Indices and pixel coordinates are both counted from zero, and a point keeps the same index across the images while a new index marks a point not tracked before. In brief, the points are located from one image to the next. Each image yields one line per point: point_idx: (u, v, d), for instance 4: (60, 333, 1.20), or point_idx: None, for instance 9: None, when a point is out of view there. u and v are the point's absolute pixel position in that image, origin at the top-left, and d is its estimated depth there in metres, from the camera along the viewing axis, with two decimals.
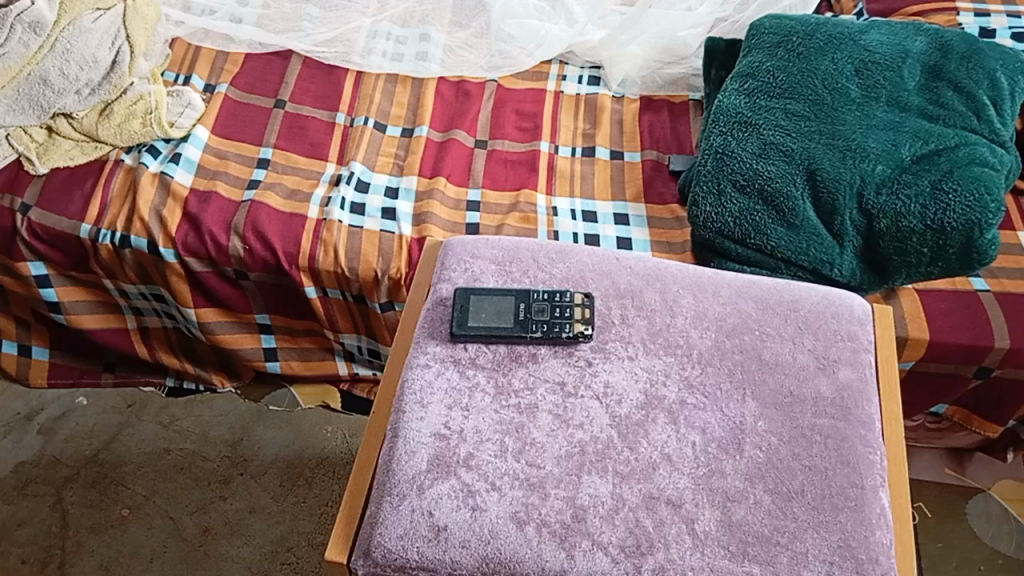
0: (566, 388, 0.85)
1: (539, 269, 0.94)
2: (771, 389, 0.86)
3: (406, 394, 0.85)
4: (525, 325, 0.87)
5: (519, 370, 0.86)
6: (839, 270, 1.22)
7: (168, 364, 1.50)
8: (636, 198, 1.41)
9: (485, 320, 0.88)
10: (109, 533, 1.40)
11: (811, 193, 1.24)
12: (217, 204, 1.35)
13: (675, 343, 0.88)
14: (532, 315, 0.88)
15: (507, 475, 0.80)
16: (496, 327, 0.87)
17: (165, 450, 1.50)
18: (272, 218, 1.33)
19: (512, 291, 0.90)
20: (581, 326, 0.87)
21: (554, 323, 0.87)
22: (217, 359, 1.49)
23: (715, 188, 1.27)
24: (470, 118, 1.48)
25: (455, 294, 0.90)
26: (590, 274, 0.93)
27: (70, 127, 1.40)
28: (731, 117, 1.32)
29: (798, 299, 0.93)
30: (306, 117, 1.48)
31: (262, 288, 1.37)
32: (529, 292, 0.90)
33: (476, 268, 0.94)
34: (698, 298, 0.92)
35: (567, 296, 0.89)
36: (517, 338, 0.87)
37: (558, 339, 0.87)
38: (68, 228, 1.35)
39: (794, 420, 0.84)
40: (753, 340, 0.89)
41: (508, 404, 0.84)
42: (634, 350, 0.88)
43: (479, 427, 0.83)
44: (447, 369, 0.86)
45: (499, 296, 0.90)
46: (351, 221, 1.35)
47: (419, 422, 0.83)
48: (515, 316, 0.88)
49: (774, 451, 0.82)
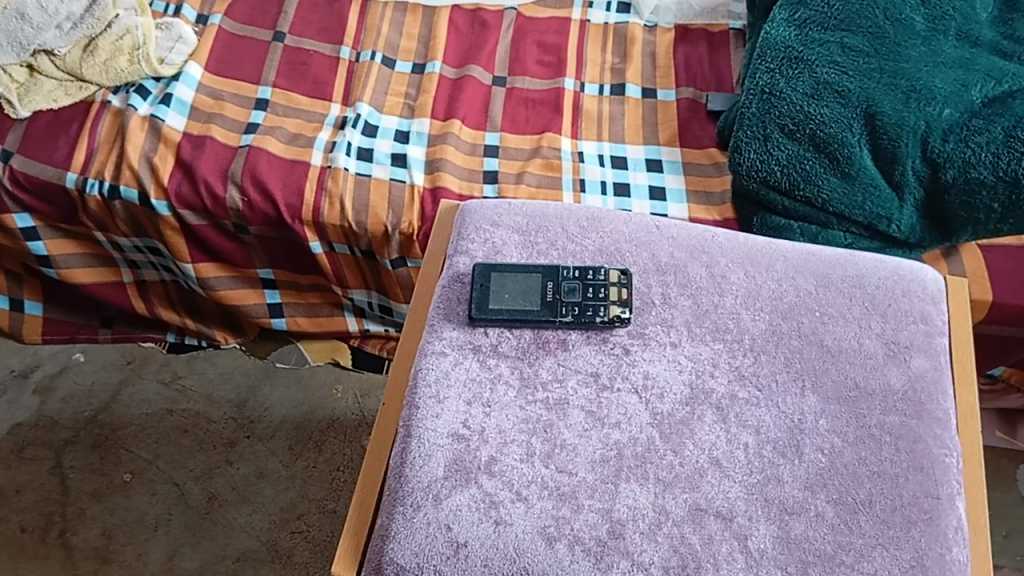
0: (601, 381, 0.75)
1: (569, 239, 0.83)
2: (833, 380, 0.76)
3: (419, 387, 0.75)
4: (554, 307, 0.77)
5: (547, 359, 0.76)
6: (897, 226, 1.11)
7: (167, 319, 1.41)
8: (671, 141, 1.27)
9: (507, 300, 0.78)
10: (112, 499, 1.34)
11: (869, 140, 1.12)
12: (212, 150, 1.24)
13: (724, 327, 0.78)
14: (562, 296, 0.78)
15: (534, 484, 0.70)
16: (521, 310, 0.77)
17: (167, 411, 1.42)
18: (272, 165, 1.23)
19: (537, 267, 0.80)
20: (617, 310, 0.77)
21: (586, 306, 0.77)
22: (220, 315, 1.40)
23: (760, 132, 1.15)
24: (487, 53, 1.34)
25: (473, 269, 0.80)
26: (627, 245, 0.82)
27: (52, 66, 1.29)
28: (779, 51, 1.18)
29: (864, 274, 0.82)
30: (308, 52, 1.35)
31: (264, 242, 1.27)
32: (558, 266, 0.80)
33: (497, 239, 0.83)
34: (750, 273, 0.81)
35: (599, 274, 0.79)
36: (544, 323, 0.77)
37: (589, 326, 0.77)
38: (52, 177, 1.24)
39: (860, 417, 0.74)
40: (812, 323, 0.78)
41: (534, 400, 0.74)
42: (677, 335, 0.77)
43: (503, 426, 0.73)
44: (465, 358, 0.77)
45: (523, 273, 0.80)
46: (357, 169, 1.23)
47: (435, 421, 0.74)
48: (542, 297, 0.78)
49: (837, 455, 0.72)
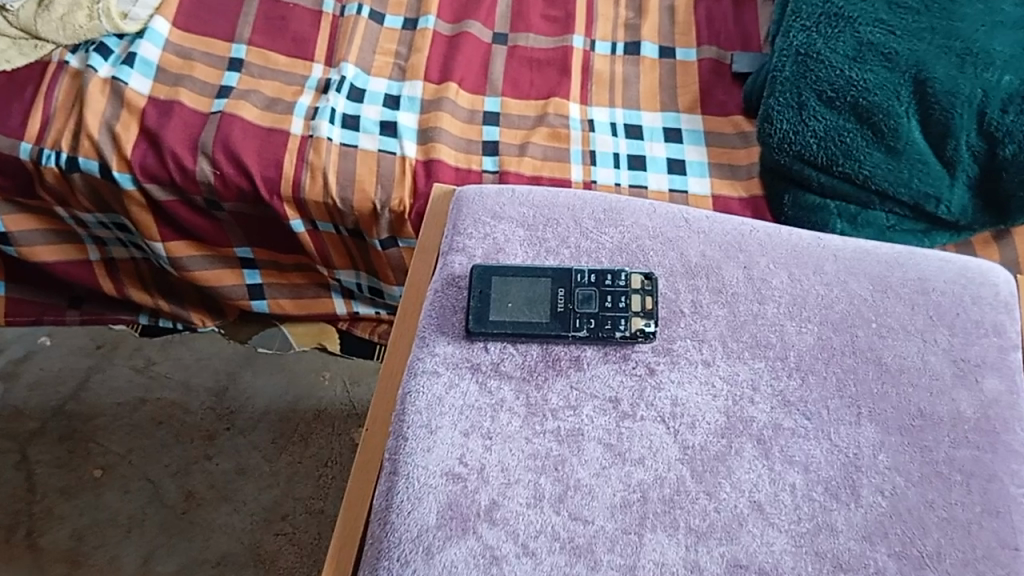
0: (621, 408, 0.64)
1: (583, 235, 0.71)
2: (894, 408, 0.64)
3: (408, 414, 0.64)
4: (567, 320, 0.66)
5: (558, 381, 0.65)
6: (947, 208, 0.99)
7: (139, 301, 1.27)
8: (691, 108, 1.14)
9: (512, 311, 0.66)
10: (82, 497, 1.23)
11: (919, 110, 0.99)
12: (181, 117, 1.11)
13: (766, 342, 0.66)
14: (576, 305, 0.66)
15: (543, 535, 0.60)
16: (529, 323, 0.66)
17: (140, 400, 1.31)
18: (247, 134, 1.09)
19: (546, 269, 0.68)
20: (641, 324, 0.65)
21: (605, 319, 0.66)
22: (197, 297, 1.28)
23: (794, 99, 1.02)
24: (486, 7, 1.20)
25: (472, 272, 0.68)
26: (651, 242, 0.70)
27: (4, 23, 1.15)
28: (817, 7, 1.05)
29: (927, 277, 0.70)
30: (287, 6, 1.21)
31: (240, 219, 1.15)
32: (570, 269, 0.68)
33: (499, 234, 0.71)
34: (795, 275, 0.69)
35: (618, 279, 0.67)
36: (554, 339, 0.66)
37: (607, 341, 0.66)
38: (5, 147, 1.10)
39: (926, 452, 0.63)
40: (869, 337, 0.67)
41: (543, 432, 0.63)
42: (710, 352, 0.66)
43: (506, 463, 0.62)
44: (461, 379, 0.65)
45: (529, 278, 0.68)
46: (342, 138, 1.10)
47: (426, 456, 0.62)
48: (553, 307, 0.66)
49: (900, 498, 0.61)
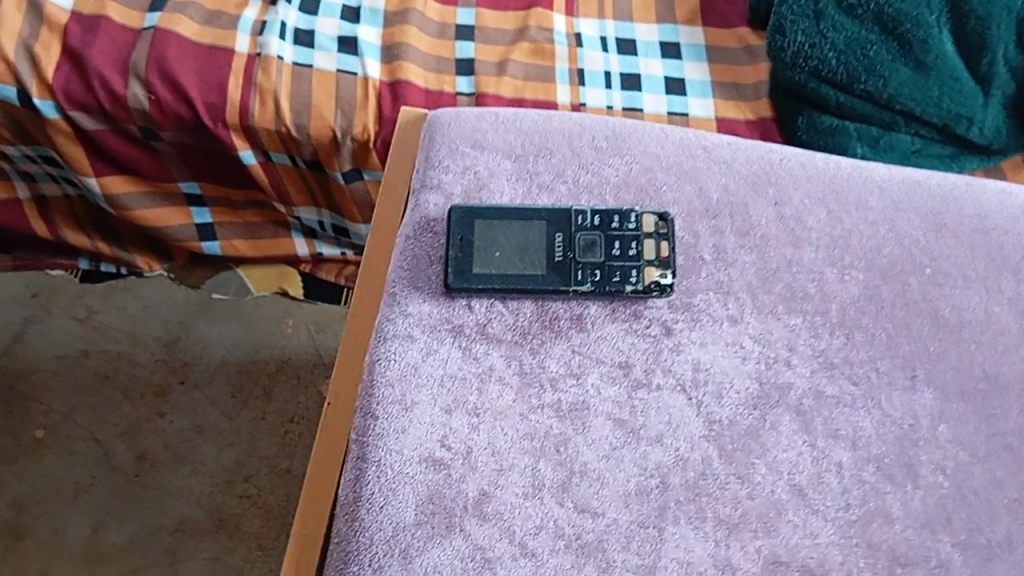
0: (634, 376, 0.53)
1: (583, 168, 0.59)
2: (952, 369, 0.55)
3: (376, 388, 0.53)
4: (566, 273, 0.55)
5: (557, 344, 0.54)
6: (979, 130, 0.87)
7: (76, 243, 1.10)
8: (690, 20, 1.02)
9: (500, 264, 0.56)
10: (22, 462, 1.12)
11: (951, 19, 0.87)
12: (110, 35, 0.93)
13: (803, 293, 0.56)
14: (577, 254, 0.56)
15: (544, 532, 0.50)
16: (521, 277, 0.55)
17: (82, 353, 1.18)
18: (186, 53, 0.93)
19: (539, 211, 0.57)
20: (657, 274, 0.55)
21: (612, 269, 0.55)
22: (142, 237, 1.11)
23: (810, 9, 0.91)
24: None
25: (451, 215, 0.57)
26: (664, 174, 0.59)
27: None
28: None
29: (988, 213, 0.60)
30: None
31: (183, 151, 0.98)
32: (568, 210, 0.57)
33: (481, 168, 0.59)
34: (835, 213, 0.59)
35: (627, 222, 0.57)
36: (550, 295, 0.55)
37: (615, 295, 0.55)
38: None
39: (991, 422, 0.54)
40: (922, 286, 0.57)
41: (540, 406, 0.53)
42: (737, 307, 0.55)
43: (497, 445, 0.52)
44: (441, 344, 0.54)
45: (518, 223, 0.57)
46: (295, 57, 0.95)
47: (400, 439, 0.52)
48: (548, 258, 0.56)
49: (962, 477, 0.52)
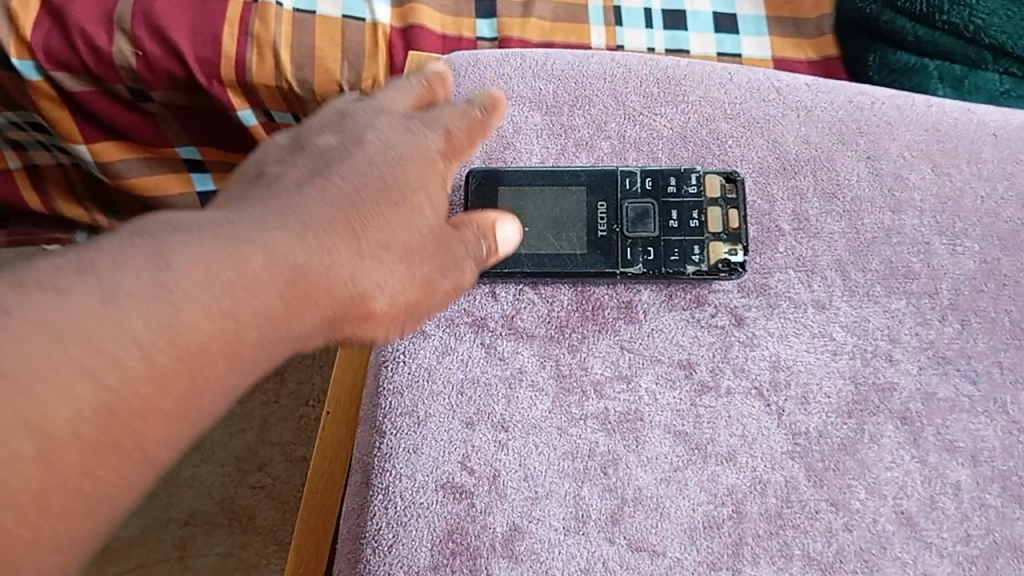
0: (697, 378, 0.43)
1: (629, 119, 0.49)
2: None
3: (384, 399, 0.43)
4: (611, 250, 0.45)
5: (600, 338, 0.44)
6: None
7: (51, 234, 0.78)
8: None
9: (530, 242, 0.45)
10: None
11: None
12: None
13: (906, 270, 0.45)
14: (624, 227, 0.46)
15: None
16: (555, 258, 0.45)
17: None
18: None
19: (577, 174, 0.47)
20: (728, 250, 0.45)
21: (668, 244, 0.45)
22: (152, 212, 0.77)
23: None
24: None
25: (470, 182, 0.46)
26: (730, 124, 0.48)
27: None
28: None
29: None
30: None
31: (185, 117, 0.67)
32: (612, 172, 0.47)
33: (506, 123, 0.49)
34: (942, 167, 0.47)
35: (685, 186, 0.46)
36: (592, 279, 0.45)
37: (671, 276, 0.45)
38: None
39: None
40: None
41: (583, 418, 0.43)
42: (824, 289, 0.45)
43: (531, 468, 0.42)
44: (459, 341, 0.44)
45: (550, 190, 0.46)
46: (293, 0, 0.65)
47: (412, 461, 0.42)
48: (588, 234, 0.46)
49: None
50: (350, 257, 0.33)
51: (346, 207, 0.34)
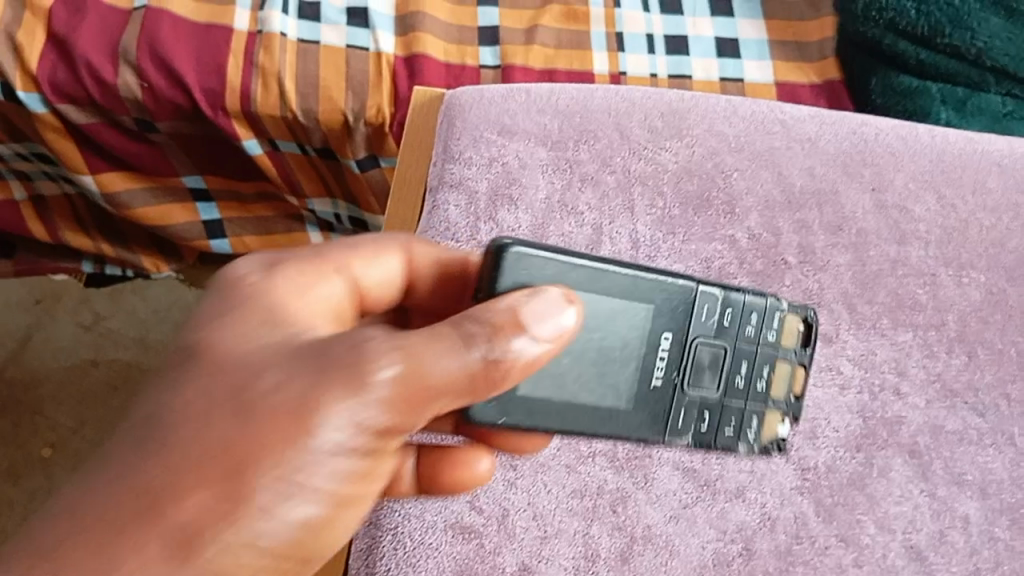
0: None
1: (634, 153, 0.49)
2: None
3: None
4: (669, 407, 0.35)
5: None
6: None
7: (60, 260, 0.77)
8: None
9: (558, 378, 0.33)
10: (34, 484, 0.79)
11: None
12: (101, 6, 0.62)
13: (912, 301, 0.46)
14: (686, 382, 0.36)
15: None
16: (588, 393, 0.34)
17: None
18: (179, 31, 0.62)
19: (649, 285, 0.35)
20: (781, 417, 0.38)
21: (729, 384, 0.37)
22: (157, 241, 0.76)
23: None
24: None
25: (502, 261, 0.32)
26: (734, 157, 0.48)
27: None
28: None
29: None
30: None
31: (192, 144, 0.67)
32: (684, 292, 0.36)
33: (511, 159, 0.49)
34: (947, 199, 0.48)
35: (766, 327, 0.38)
36: (623, 422, 0.34)
37: (721, 428, 0.37)
38: None
39: None
40: None
41: (592, 455, 0.42)
42: (832, 323, 0.45)
43: (540, 506, 0.42)
44: None
45: (607, 301, 0.34)
46: (300, 33, 0.64)
47: (420, 501, 0.41)
48: (644, 382, 0.35)
49: None
50: (212, 428, 0.29)
51: (251, 377, 0.29)
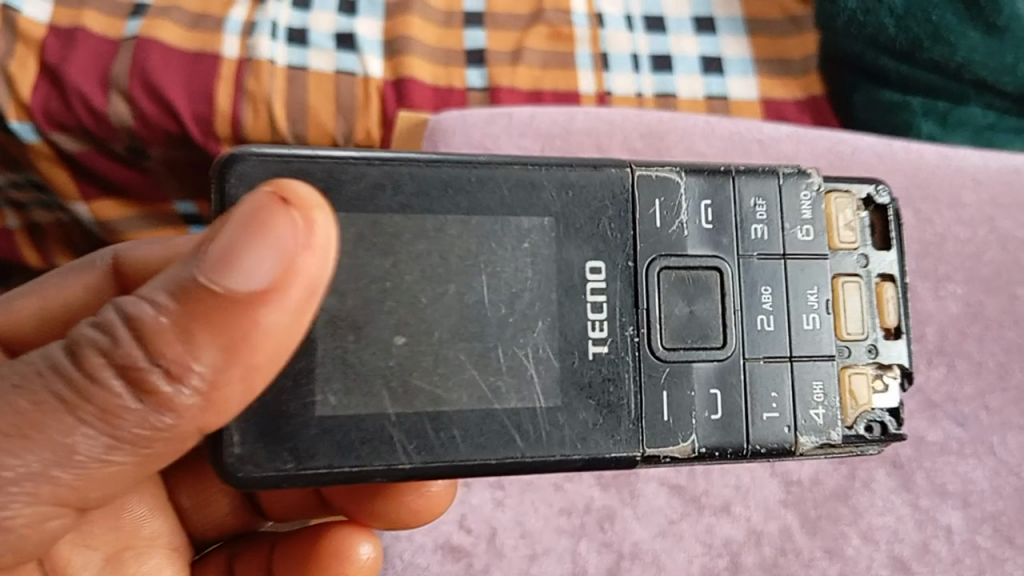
0: None
1: None
2: None
3: None
4: (613, 387, 0.30)
5: None
6: None
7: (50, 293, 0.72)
8: None
9: (391, 364, 0.28)
10: None
11: None
12: (94, 39, 0.61)
13: None
14: (652, 342, 0.30)
15: None
16: (457, 376, 0.29)
17: None
18: (171, 61, 0.61)
19: (499, 178, 0.29)
20: (875, 385, 0.32)
21: (718, 328, 0.31)
22: None
23: None
24: None
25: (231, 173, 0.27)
26: None
27: None
28: None
29: None
30: None
31: (187, 173, 0.64)
32: (556, 175, 0.30)
33: None
34: (924, 213, 0.48)
35: (788, 218, 0.32)
36: (522, 417, 0.29)
37: (756, 412, 0.30)
38: None
39: None
40: None
41: (578, 473, 0.43)
42: None
43: (528, 525, 0.42)
44: None
45: (428, 216, 0.29)
46: (289, 60, 0.64)
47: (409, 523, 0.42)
48: (561, 359, 0.29)
49: None
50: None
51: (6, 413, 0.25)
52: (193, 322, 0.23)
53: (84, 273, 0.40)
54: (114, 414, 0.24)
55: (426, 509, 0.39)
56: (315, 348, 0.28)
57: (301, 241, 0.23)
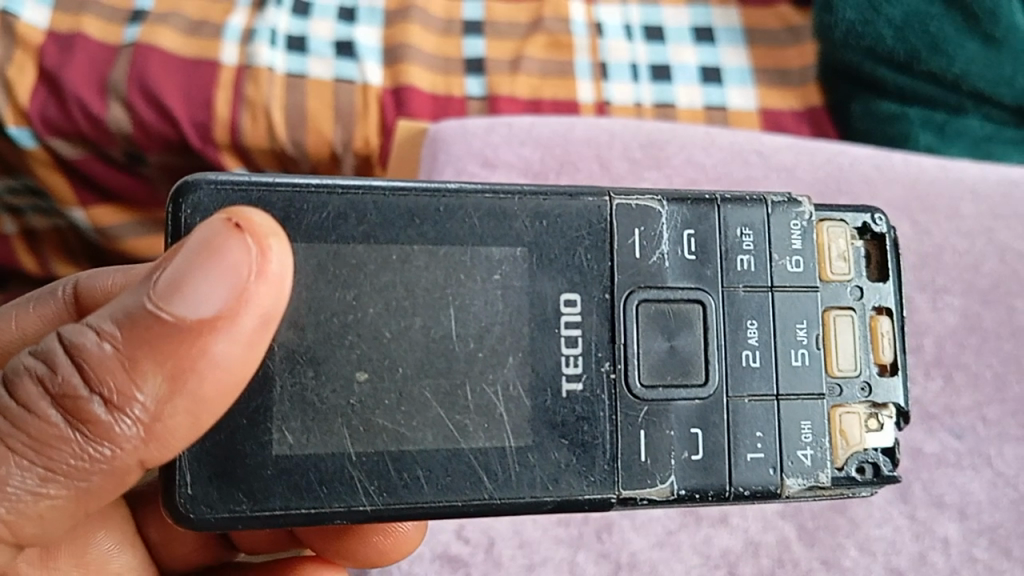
0: None
1: (616, 185, 0.50)
2: None
3: None
4: (586, 426, 0.30)
5: None
6: None
7: None
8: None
9: (354, 398, 0.28)
10: None
11: None
12: (93, 46, 0.61)
13: None
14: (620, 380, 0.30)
15: None
16: (423, 415, 0.29)
17: None
18: (169, 68, 0.61)
19: (468, 209, 0.30)
20: (869, 424, 0.32)
21: (700, 365, 0.31)
22: None
23: None
24: None
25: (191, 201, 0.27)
26: (713, 187, 0.50)
27: None
28: None
29: None
30: None
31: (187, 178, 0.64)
32: (530, 204, 0.30)
33: None
34: (922, 224, 0.49)
35: (776, 248, 0.32)
36: (490, 457, 0.29)
37: (739, 453, 0.30)
38: None
39: None
40: None
41: None
42: None
43: (527, 536, 0.42)
44: None
45: (394, 247, 0.29)
46: (288, 67, 0.64)
47: None
48: (521, 396, 0.29)
49: None
50: None
51: None
52: (141, 351, 0.23)
53: (43, 305, 0.39)
54: (51, 444, 0.24)
55: (395, 548, 0.38)
56: (275, 384, 0.28)
57: (254, 265, 0.24)
